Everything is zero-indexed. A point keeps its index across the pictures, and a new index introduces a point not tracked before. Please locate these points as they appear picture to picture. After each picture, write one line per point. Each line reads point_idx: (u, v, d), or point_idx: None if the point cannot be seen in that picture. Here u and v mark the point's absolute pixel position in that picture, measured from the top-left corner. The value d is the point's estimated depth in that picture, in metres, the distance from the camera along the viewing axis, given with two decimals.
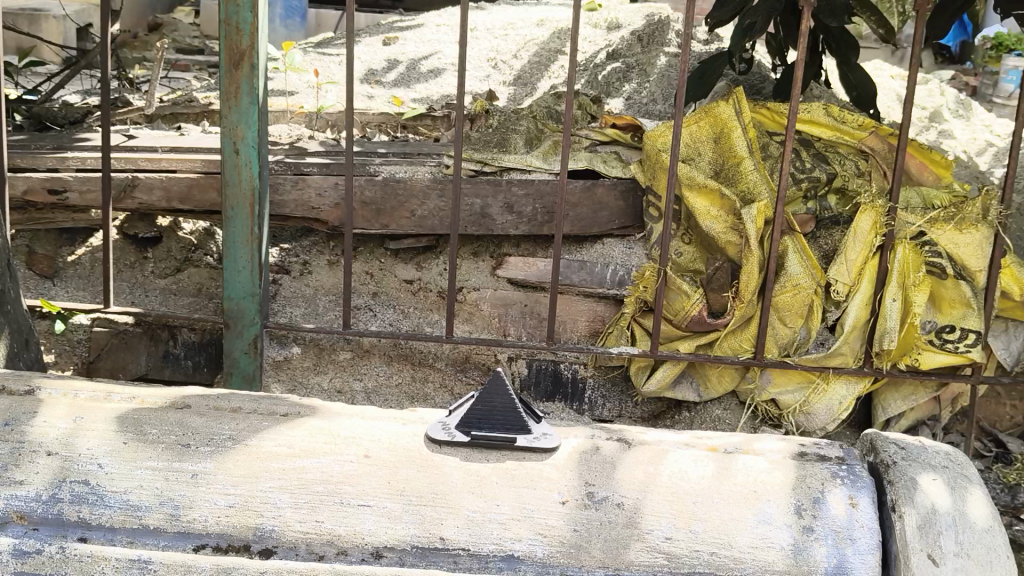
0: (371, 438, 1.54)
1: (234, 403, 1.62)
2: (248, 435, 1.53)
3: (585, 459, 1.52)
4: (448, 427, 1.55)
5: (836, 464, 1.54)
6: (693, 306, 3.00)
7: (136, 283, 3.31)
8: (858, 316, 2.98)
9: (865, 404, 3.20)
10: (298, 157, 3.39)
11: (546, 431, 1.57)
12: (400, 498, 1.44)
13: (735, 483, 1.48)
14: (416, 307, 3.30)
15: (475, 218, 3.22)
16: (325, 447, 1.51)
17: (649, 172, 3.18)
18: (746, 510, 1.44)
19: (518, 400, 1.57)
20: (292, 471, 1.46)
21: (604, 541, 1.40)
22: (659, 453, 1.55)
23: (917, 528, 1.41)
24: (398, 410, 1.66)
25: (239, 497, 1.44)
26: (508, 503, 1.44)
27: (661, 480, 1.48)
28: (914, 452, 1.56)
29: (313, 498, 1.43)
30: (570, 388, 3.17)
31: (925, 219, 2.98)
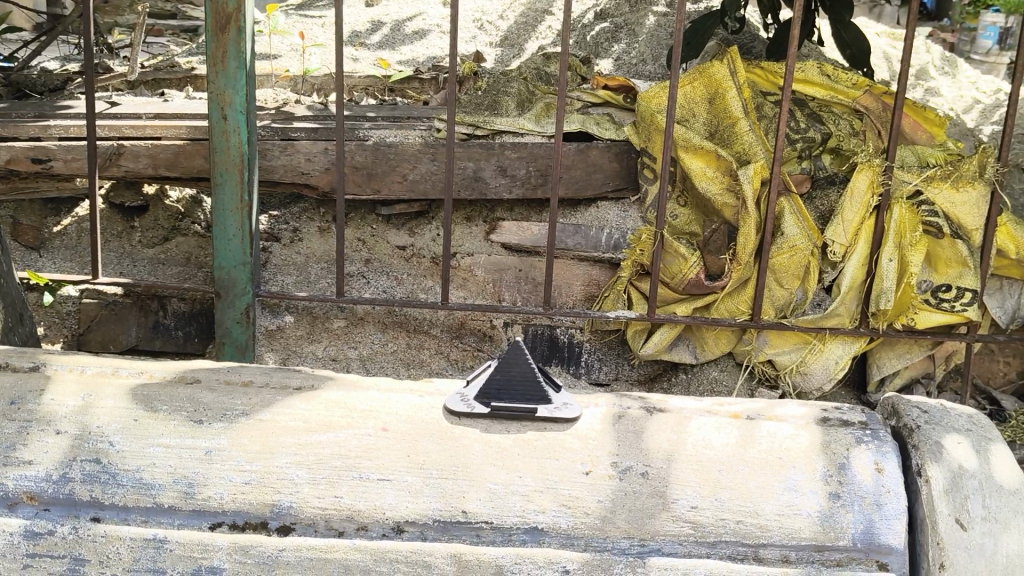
0: (390, 412, 1.51)
1: (244, 376, 1.59)
2: (261, 408, 1.49)
3: (607, 428, 1.50)
4: (467, 398, 1.53)
5: (859, 429, 1.52)
6: (690, 270, 2.99)
7: (124, 253, 3.24)
8: (854, 277, 2.96)
9: (860, 364, 3.20)
10: (286, 122, 3.32)
11: (567, 401, 1.54)
12: (421, 472, 1.41)
13: (759, 450, 1.47)
14: (410, 273, 3.25)
15: (468, 181, 3.18)
16: (342, 420, 1.48)
17: (644, 135, 3.13)
18: (772, 477, 1.43)
19: (538, 368, 1.53)
20: (308, 447, 1.43)
21: (630, 511, 1.39)
22: (682, 420, 1.53)
23: (944, 493, 1.42)
24: (412, 382, 1.63)
25: (256, 473, 1.41)
26: (531, 475, 1.42)
27: (686, 448, 1.47)
28: (936, 415, 1.56)
29: (332, 473, 1.41)
30: (567, 353, 3.16)
31: (922, 178, 2.94)
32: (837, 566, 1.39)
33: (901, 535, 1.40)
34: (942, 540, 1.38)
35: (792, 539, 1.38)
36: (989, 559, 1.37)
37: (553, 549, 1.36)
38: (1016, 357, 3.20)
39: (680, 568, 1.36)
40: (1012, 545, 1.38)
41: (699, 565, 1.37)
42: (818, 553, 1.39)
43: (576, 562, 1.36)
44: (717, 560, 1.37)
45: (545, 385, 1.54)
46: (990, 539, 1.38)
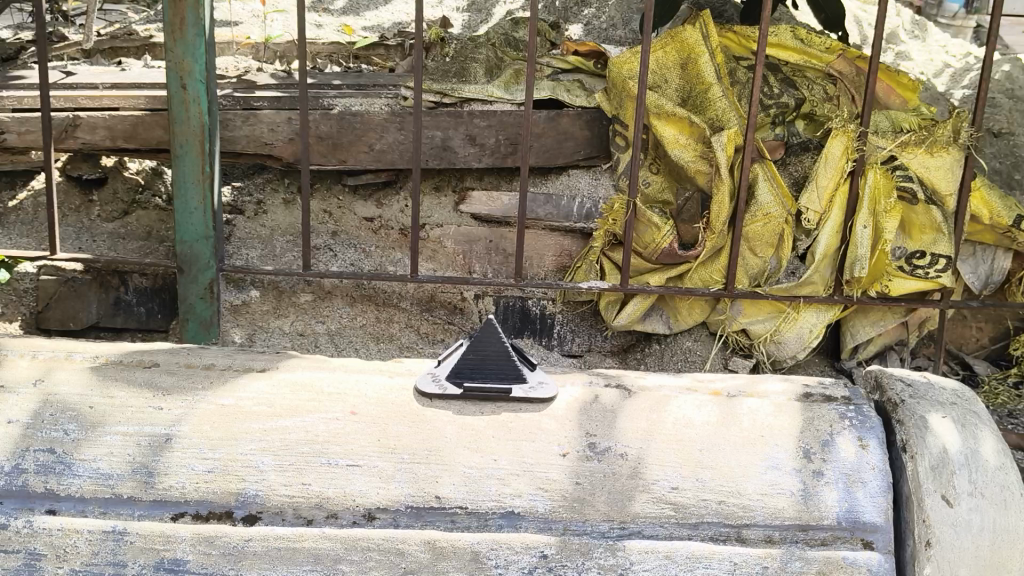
0: (359, 395, 1.46)
1: (206, 359, 1.53)
2: (223, 393, 1.44)
3: (583, 408, 1.46)
4: (439, 379, 1.48)
5: (843, 404, 1.50)
6: (663, 239, 2.95)
7: (82, 227, 3.13)
8: (829, 244, 2.92)
9: (834, 333, 3.18)
10: (248, 91, 3.22)
11: (543, 380, 1.50)
12: (392, 457, 1.36)
13: (742, 428, 1.43)
14: (378, 245, 3.19)
15: (436, 150, 3.12)
16: (309, 404, 1.43)
17: (616, 102, 3.10)
18: (754, 456, 1.40)
19: (513, 347, 1.49)
20: (274, 432, 1.38)
21: (609, 493, 1.35)
22: (661, 400, 1.49)
23: (929, 469, 1.39)
24: (382, 361, 1.58)
25: (220, 461, 1.35)
26: (506, 457, 1.37)
27: (666, 427, 1.43)
28: (920, 388, 1.53)
29: (299, 460, 1.35)
30: (539, 324, 3.12)
31: (896, 143, 2.90)
32: (821, 545, 1.36)
33: (885, 513, 1.37)
34: (927, 516, 1.35)
35: (776, 519, 1.35)
36: (976, 535, 1.34)
37: (532, 535, 1.32)
38: (988, 322, 3.18)
39: (661, 551, 1.32)
40: (998, 520, 1.36)
41: (681, 547, 1.33)
42: (802, 532, 1.35)
43: (553, 547, 1.31)
44: (699, 541, 1.34)
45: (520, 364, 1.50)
46: (976, 515, 1.35)
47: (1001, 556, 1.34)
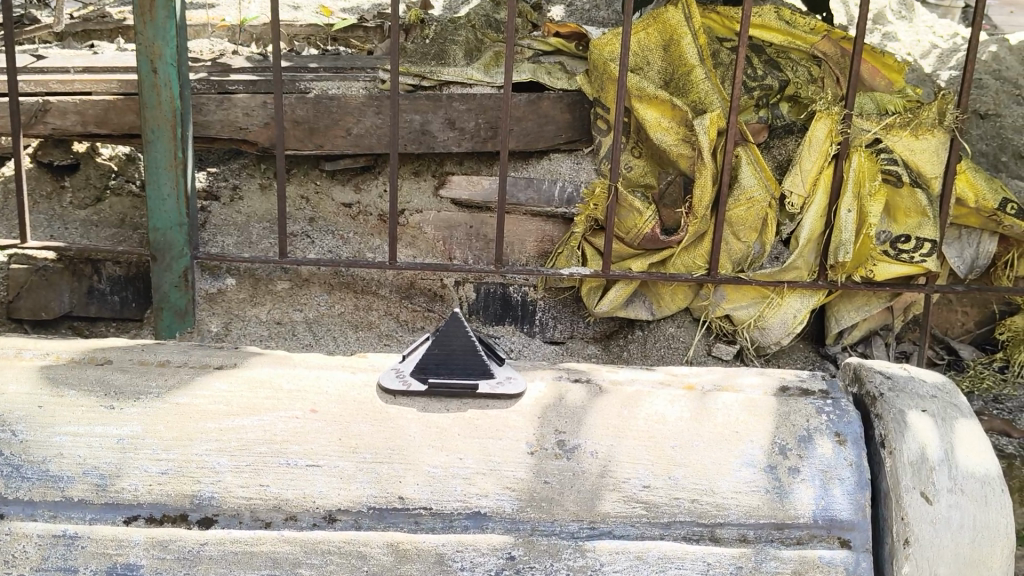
0: (320, 390, 1.43)
1: (161, 355, 1.51)
2: (178, 390, 1.41)
3: (551, 406, 1.43)
4: (403, 375, 1.45)
5: (821, 398, 1.48)
6: (646, 224, 2.91)
7: (53, 215, 3.06)
8: (813, 228, 2.88)
9: (818, 318, 3.15)
10: (223, 74, 3.16)
11: (512, 375, 1.47)
12: (354, 457, 1.34)
13: (715, 424, 1.41)
14: (357, 232, 3.13)
15: (415, 135, 3.06)
16: (267, 403, 1.40)
17: (597, 84, 3.02)
18: (728, 453, 1.38)
19: (479, 340, 1.45)
20: (228, 432, 1.35)
21: (579, 493, 1.33)
22: (634, 396, 1.47)
23: (909, 466, 1.36)
24: (344, 357, 1.56)
25: (173, 463, 1.33)
26: (473, 456, 1.35)
27: (637, 425, 1.41)
28: (899, 380, 1.50)
29: (256, 460, 1.33)
30: (520, 311, 3.07)
31: (880, 125, 2.84)
32: (796, 543, 1.34)
33: (862, 510, 1.34)
34: (906, 515, 1.32)
35: (750, 518, 1.33)
36: (955, 534, 1.31)
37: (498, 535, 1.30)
38: (974, 306, 3.14)
39: (632, 550, 1.30)
40: (979, 517, 1.33)
41: (653, 547, 1.31)
42: (778, 530, 1.33)
43: (519, 547, 1.30)
44: (671, 541, 1.32)
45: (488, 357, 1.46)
46: (956, 513, 1.32)
47: (981, 554, 1.32)
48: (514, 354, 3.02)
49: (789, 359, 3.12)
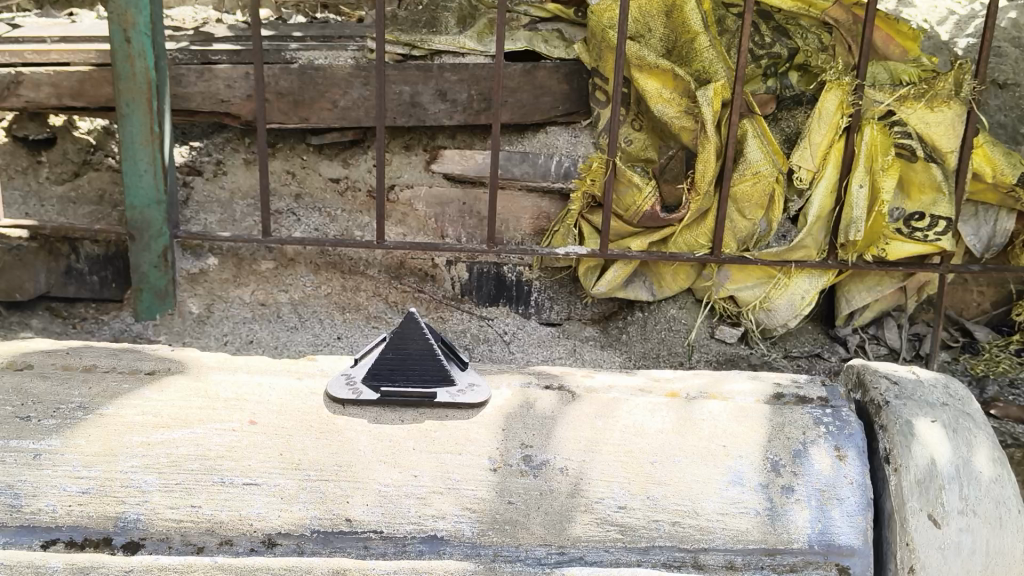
0: (262, 400, 1.51)
1: (87, 359, 1.59)
2: (104, 401, 1.47)
3: (507, 416, 1.50)
4: (355, 384, 1.53)
5: (820, 408, 1.55)
6: (645, 201, 2.77)
7: (29, 192, 2.95)
8: (822, 206, 2.74)
9: (828, 299, 3.01)
10: (205, 43, 3.01)
11: (474, 381, 1.56)
12: (297, 475, 1.39)
13: (700, 438, 1.48)
14: (344, 209, 3.01)
15: (405, 107, 2.92)
16: (202, 412, 1.46)
17: (595, 53, 2.85)
18: (715, 470, 1.43)
19: (435, 344, 1.54)
20: (158, 447, 1.40)
21: (546, 516, 1.37)
22: (613, 405, 1.54)
23: (916, 483, 1.42)
24: (294, 362, 1.65)
25: (95, 481, 1.36)
26: (428, 473, 1.40)
27: (620, 441, 1.46)
28: (907, 387, 1.57)
29: (188, 479, 1.37)
30: (515, 292, 2.94)
31: (894, 96, 2.66)
32: (790, 570, 1.38)
33: (863, 534, 1.39)
34: (914, 537, 1.38)
35: (738, 543, 1.37)
36: (966, 558, 1.38)
37: (453, 558, 1.33)
38: (991, 285, 3.00)
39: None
40: (990, 540, 1.39)
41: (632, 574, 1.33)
42: (768, 557, 1.37)
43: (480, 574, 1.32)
44: (650, 567, 1.35)
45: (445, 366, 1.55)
46: (966, 535, 1.38)
47: None
48: (508, 337, 2.89)
49: (797, 341, 2.96)
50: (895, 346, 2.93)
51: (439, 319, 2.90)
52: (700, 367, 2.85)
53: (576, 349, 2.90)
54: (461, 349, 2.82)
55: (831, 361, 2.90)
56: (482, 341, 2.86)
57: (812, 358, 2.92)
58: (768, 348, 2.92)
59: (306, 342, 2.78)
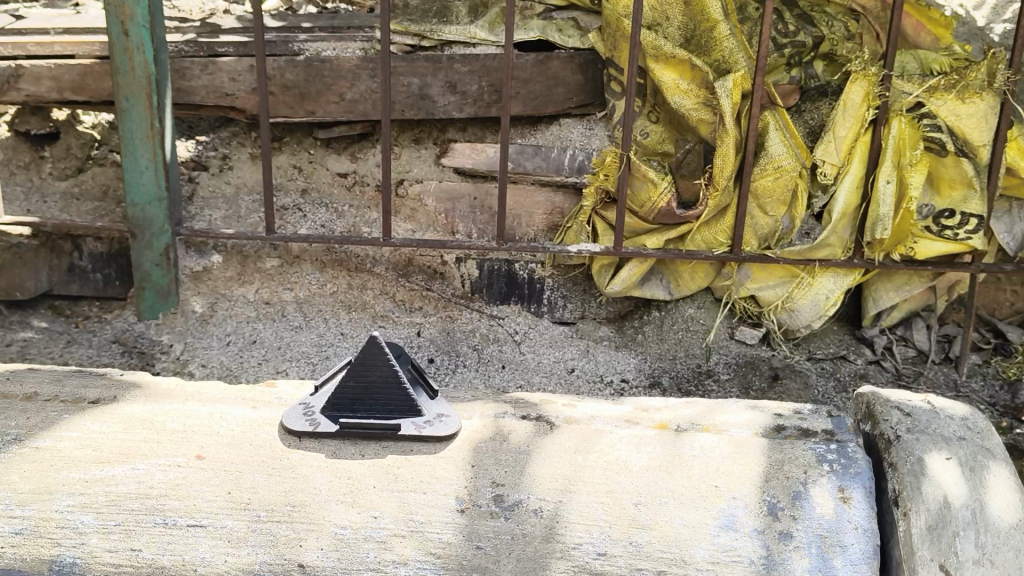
0: (211, 433, 1.56)
1: (28, 387, 1.66)
2: (40, 434, 1.53)
3: (469, 453, 1.52)
4: (314, 416, 1.57)
5: (824, 444, 1.55)
6: (660, 197, 2.66)
7: (32, 187, 2.90)
8: (848, 203, 2.61)
9: (854, 298, 2.89)
10: (211, 35, 2.90)
11: (442, 414, 1.59)
12: (245, 515, 1.41)
13: (690, 478, 1.48)
14: (352, 205, 2.92)
15: (413, 99, 2.82)
16: (145, 447, 1.51)
17: (610, 42, 2.74)
18: (706, 514, 1.42)
19: (400, 373, 1.57)
20: (97, 484, 1.44)
21: (518, 560, 1.37)
22: (597, 444, 1.55)
23: (927, 530, 1.39)
24: (256, 390, 1.71)
25: (29, 521, 1.40)
26: (389, 514, 1.41)
27: (605, 481, 1.47)
28: (921, 418, 1.55)
29: (127, 519, 1.40)
30: (526, 290, 2.82)
31: (923, 88, 2.52)
32: None
33: None
34: None
35: None
36: None
37: None
38: None
39: None
40: None
41: None
42: None
43: None
44: None
45: (410, 395, 1.58)
46: None
47: None
48: (519, 337, 2.80)
49: (821, 342, 2.84)
50: (923, 348, 2.80)
51: (447, 318, 2.80)
52: (719, 369, 2.74)
53: (590, 350, 2.79)
54: (469, 350, 2.74)
55: (857, 364, 2.78)
56: (492, 342, 2.77)
57: (837, 360, 2.79)
58: (791, 350, 2.81)
59: (310, 343, 2.70)
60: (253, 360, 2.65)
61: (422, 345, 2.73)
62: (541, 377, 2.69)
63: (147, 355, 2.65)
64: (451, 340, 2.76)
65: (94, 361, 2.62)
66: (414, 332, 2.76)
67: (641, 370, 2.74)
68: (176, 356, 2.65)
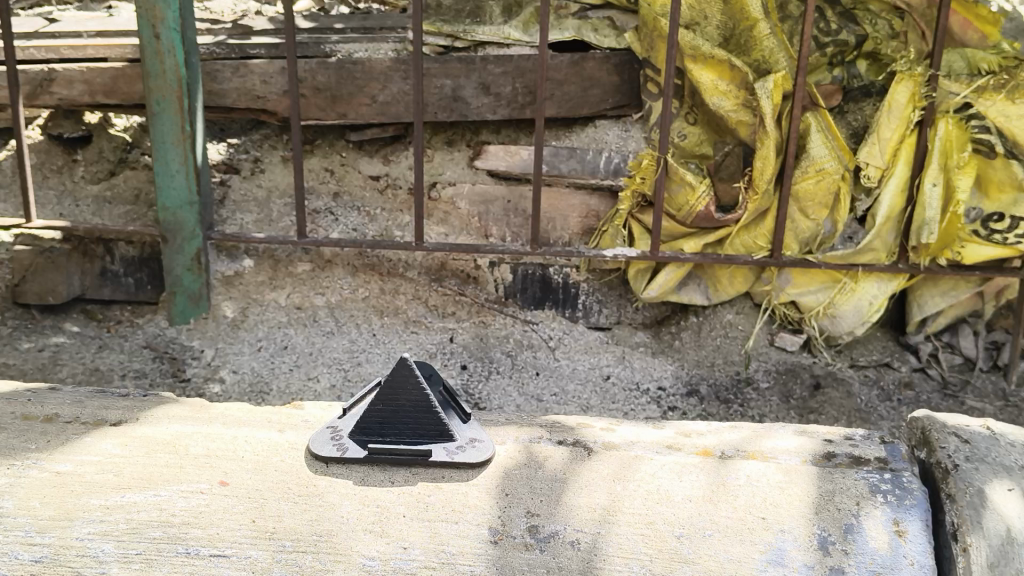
0: (236, 457, 1.56)
1: (48, 410, 1.68)
2: (60, 459, 1.53)
3: (501, 481, 1.50)
4: (342, 441, 1.57)
5: (878, 473, 1.50)
6: (699, 201, 2.60)
7: (64, 190, 2.88)
8: (892, 206, 2.55)
9: (898, 304, 2.81)
10: (243, 37, 2.87)
11: (473, 439, 1.59)
12: (270, 545, 1.37)
13: (734, 510, 1.43)
14: (384, 208, 2.88)
15: (446, 101, 2.78)
16: (167, 474, 1.50)
17: (647, 43, 2.67)
18: (752, 547, 1.37)
19: (430, 397, 1.57)
20: (117, 511, 1.42)
21: None
22: (636, 473, 1.52)
23: (989, 567, 1.33)
24: (283, 412, 1.72)
25: (49, 548, 1.36)
26: (420, 545, 1.37)
27: (646, 513, 1.43)
28: (978, 445, 1.50)
29: (149, 548, 1.36)
30: (561, 295, 2.78)
31: (971, 88, 2.44)
32: None
33: None
34: None
35: None
36: None
37: None
38: None
39: None
40: None
41: None
42: None
43: None
44: None
45: (441, 419, 1.58)
46: None
47: None
48: (554, 343, 2.74)
49: (864, 349, 2.77)
50: (970, 356, 2.73)
51: (481, 323, 2.75)
52: (759, 377, 2.68)
53: (626, 356, 2.73)
54: (503, 356, 2.69)
55: (901, 372, 2.72)
56: (526, 348, 2.72)
57: (880, 368, 2.73)
58: (833, 357, 2.74)
59: (342, 348, 2.67)
60: (284, 366, 2.62)
61: (455, 351, 2.69)
62: (576, 385, 2.64)
63: (178, 360, 2.62)
64: (484, 345, 2.71)
65: (125, 366, 2.60)
66: (447, 338, 2.72)
67: (678, 378, 2.69)
68: (207, 361, 2.62)
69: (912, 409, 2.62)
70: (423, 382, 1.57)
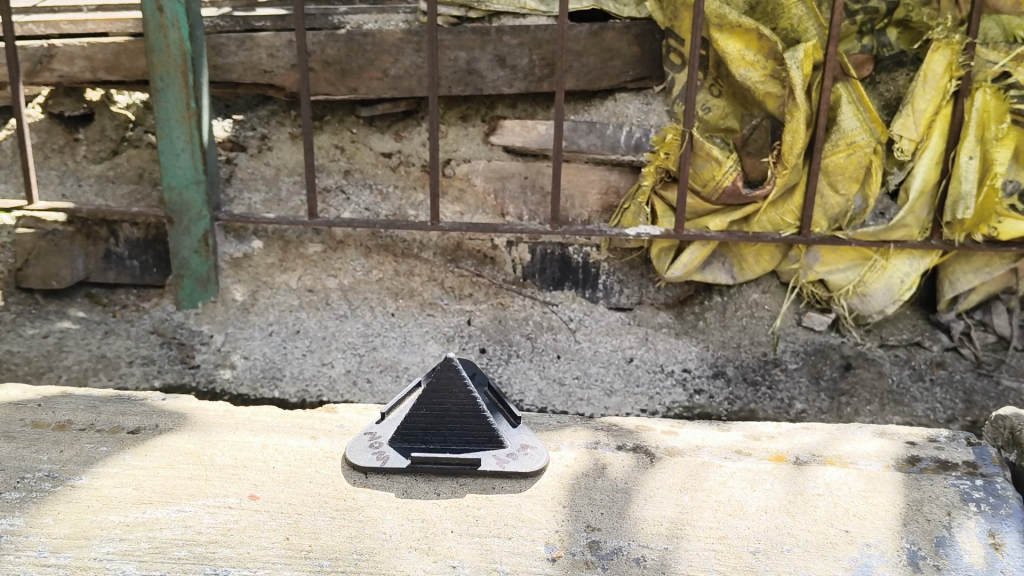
0: (264, 468, 1.56)
1: (62, 416, 1.69)
2: (76, 472, 1.53)
3: (557, 490, 1.53)
4: (381, 449, 1.59)
5: (967, 482, 1.54)
6: (725, 176, 2.50)
7: (66, 171, 2.79)
8: (926, 180, 2.46)
9: (930, 280, 2.72)
10: (248, 8, 2.75)
11: (524, 445, 1.61)
12: (305, 564, 1.36)
13: (814, 521, 1.47)
14: (397, 185, 2.79)
15: (460, 75, 2.68)
16: (192, 490, 1.50)
17: (670, 11, 2.55)
18: (837, 562, 1.39)
19: (474, 399, 1.59)
20: (138, 528, 1.41)
21: None
22: (705, 481, 1.55)
23: None
24: (321, 414, 1.74)
25: (64, 569, 1.34)
26: (469, 561, 1.37)
27: (722, 524, 1.46)
28: None
29: (173, 567, 1.34)
30: (582, 275, 2.68)
31: (1010, 57, 2.33)
32: None
33: None
34: None
35: None
36: None
37: None
38: None
39: None
40: None
41: None
42: None
43: None
44: None
45: (490, 426, 1.60)
46: None
47: None
48: (574, 325, 2.65)
49: (894, 328, 2.69)
50: (1004, 334, 2.63)
51: (499, 305, 2.66)
52: (787, 358, 2.60)
53: (649, 338, 2.65)
54: (523, 339, 2.60)
55: (933, 351, 2.64)
56: (547, 330, 2.63)
57: (911, 347, 2.65)
58: (862, 337, 2.65)
59: (356, 333, 2.59)
60: (297, 352, 2.54)
61: (473, 335, 2.61)
62: (598, 368, 2.56)
63: (187, 347, 2.55)
64: (503, 328, 2.62)
65: (133, 353, 2.52)
66: (465, 321, 2.63)
67: (703, 359, 2.61)
68: (217, 347, 2.55)
69: (945, 390, 2.54)
70: (468, 384, 1.59)
